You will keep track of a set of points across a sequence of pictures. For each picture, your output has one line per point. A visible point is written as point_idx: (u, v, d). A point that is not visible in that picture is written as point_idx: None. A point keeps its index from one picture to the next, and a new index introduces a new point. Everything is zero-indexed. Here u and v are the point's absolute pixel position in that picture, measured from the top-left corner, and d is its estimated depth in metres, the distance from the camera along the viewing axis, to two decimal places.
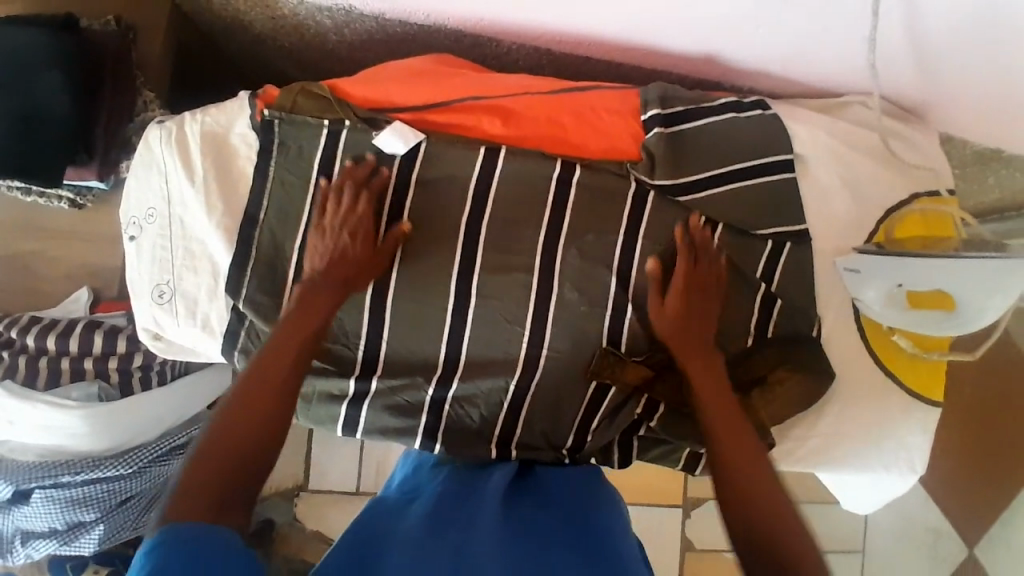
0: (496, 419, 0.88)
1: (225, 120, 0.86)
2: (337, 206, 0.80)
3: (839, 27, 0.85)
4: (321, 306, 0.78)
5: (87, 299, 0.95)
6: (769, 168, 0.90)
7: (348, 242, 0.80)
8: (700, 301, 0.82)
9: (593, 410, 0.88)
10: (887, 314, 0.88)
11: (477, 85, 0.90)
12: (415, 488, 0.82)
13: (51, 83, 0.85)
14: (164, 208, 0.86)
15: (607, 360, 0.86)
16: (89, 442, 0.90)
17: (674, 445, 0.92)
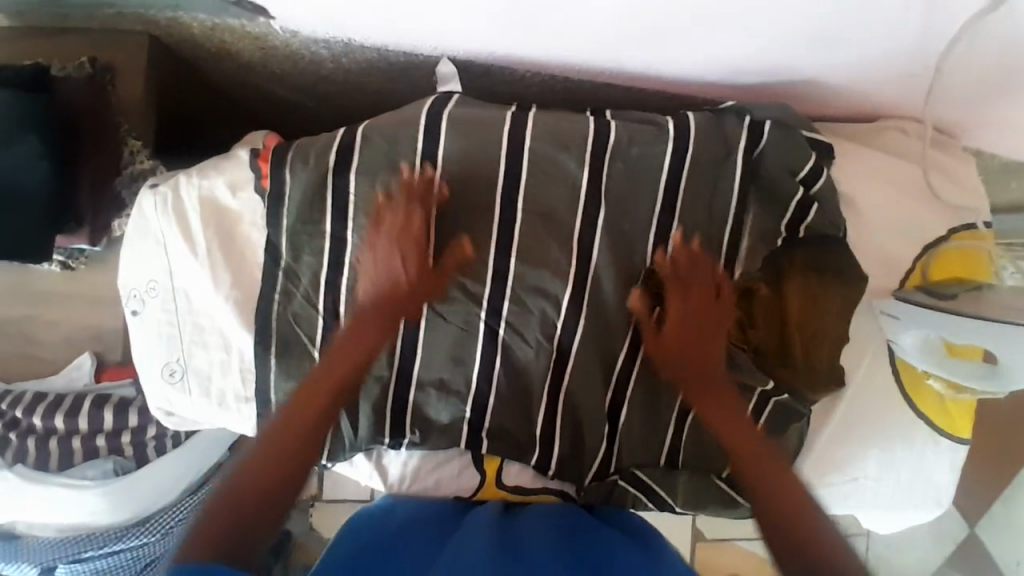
0: (535, 451, 0.87)
1: (224, 182, 0.80)
2: (391, 224, 0.77)
3: (887, 59, 0.79)
4: (361, 346, 0.75)
5: (91, 366, 0.90)
6: (804, 206, 0.85)
7: (400, 271, 0.77)
8: (680, 280, 0.81)
9: (640, 403, 0.87)
10: (923, 361, 0.85)
11: (494, 133, 0.83)
12: (398, 526, 0.79)
13: (31, 147, 0.79)
14: (166, 280, 0.80)
15: (655, 282, 0.85)
16: (108, 516, 0.88)
17: None
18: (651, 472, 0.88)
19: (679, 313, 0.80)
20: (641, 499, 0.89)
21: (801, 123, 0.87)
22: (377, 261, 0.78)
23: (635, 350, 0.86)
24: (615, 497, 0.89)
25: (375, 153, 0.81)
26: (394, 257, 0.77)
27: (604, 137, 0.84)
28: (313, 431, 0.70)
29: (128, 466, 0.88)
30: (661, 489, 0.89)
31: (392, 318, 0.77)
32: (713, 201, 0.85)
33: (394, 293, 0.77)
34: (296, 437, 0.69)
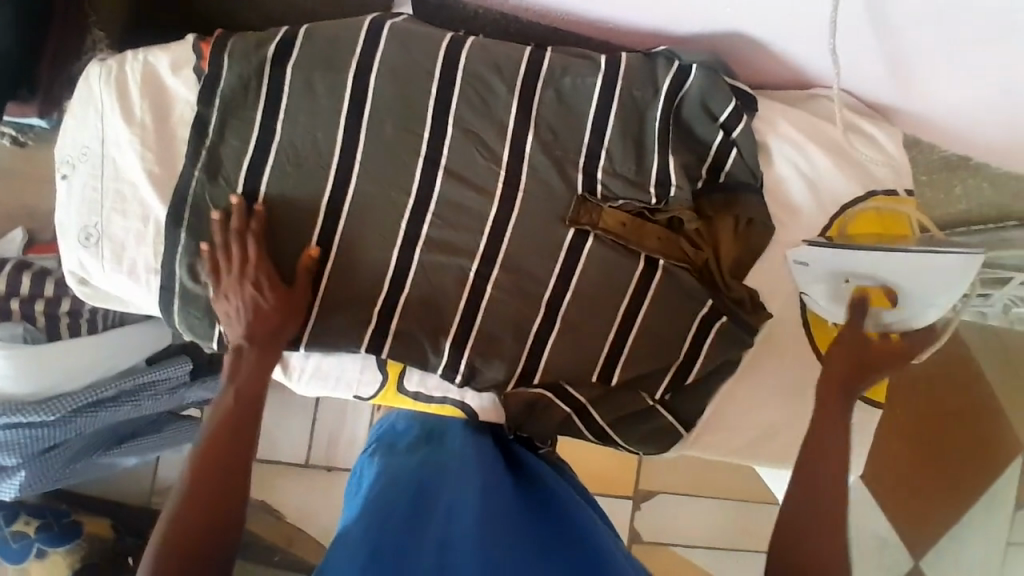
0: (443, 360, 0.87)
1: (167, 62, 0.83)
2: (237, 262, 0.80)
3: (805, 8, 0.83)
4: (253, 372, 0.81)
5: (22, 240, 0.93)
6: (723, 148, 0.87)
7: (257, 296, 0.80)
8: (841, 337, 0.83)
9: (556, 327, 0.87)
10: (830, 308, 0.87)
11: (433, 46, 0.86)
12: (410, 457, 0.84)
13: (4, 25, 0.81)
14: (98, 147, 0.82)
15: (584, 208, 0.86)
16: (12, 384, 0.88)
17: (655, 348, 0.87)
18: (559, 391, 0.86)
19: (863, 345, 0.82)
20: (553, 425, 0.86)
21: (728, 72, 0.89)
22: (232, 297, 0.80)
23: (555, 266, 0.86)
24: (528, 419, 0.85)
25: (314, 52, 0.84)
26: (246, 287, 0.80)
27: (539, 61, 0.87)
28: (232, 459, 0.78)
29: (37, 336, 0.89)
30: (571, 412, 0.85)
31: (266, 343, 0.82)
32: (642, 136, 0.87)
33: (251, 326, 0.81)
34: (215, 460, 0.77)
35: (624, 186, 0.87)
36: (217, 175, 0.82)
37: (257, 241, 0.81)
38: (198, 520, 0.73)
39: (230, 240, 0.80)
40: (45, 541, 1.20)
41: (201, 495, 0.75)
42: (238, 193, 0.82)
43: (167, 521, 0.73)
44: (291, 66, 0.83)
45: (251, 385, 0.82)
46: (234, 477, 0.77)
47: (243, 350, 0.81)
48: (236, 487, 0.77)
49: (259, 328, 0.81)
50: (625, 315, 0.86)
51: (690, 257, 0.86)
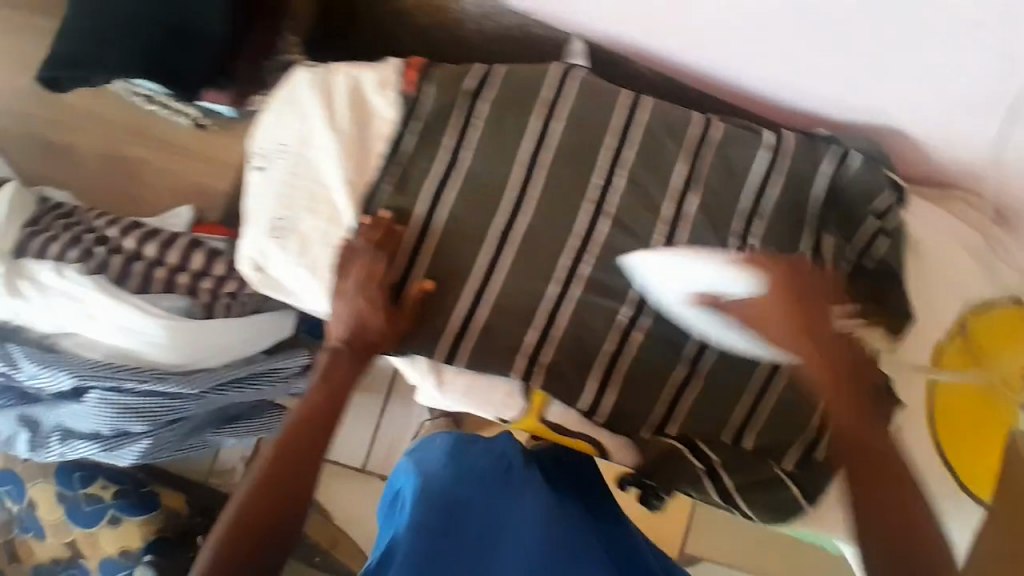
0: (583, 398, 0.88)
1: (371, 78, 0.87)
2: (359, 272, 0.81)
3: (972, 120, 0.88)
4: (345, 374, 0.82)
5: (188, 217, 0.96)
6: (873, 238, 0.90)
7: (368, 310, 0.81)
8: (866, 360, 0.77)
9: (697, 382, 0.88)
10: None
11: (617, 98, 0.90)
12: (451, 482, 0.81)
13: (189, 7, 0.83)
14: (297, 145, 0.86)
15: None
16: (161, 353, 0.90)
17: (793, 418, 0.87)
18: (691, 445, 0.88)
19: (781, 287, 0.74)
20: (677, 478, 0.87)
21: (889, 164, 0.92)
22: (343, 302, 0.81)
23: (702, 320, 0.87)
24: (663, 473, 0.87)
25: (508, 89, 0.89)
26: (359, 299, 0.81)
27: (712, 126, 0.90)
28: (309, 448, 0.78)
29: (195, 312, 0.92)
30: (703, 469, 0.87)
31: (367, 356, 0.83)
32: (802, 211, 0.89)
33: (352, 334, 0.81)
34: (293, 450, 0.78)
35: (777, 255, 0.89)
36: (403, 189, 0.87)
37: (381, 256, 0.82)
38: (265, 508, 0.75)
39: (359, 249, 0.82)
40: (122, 509, 1.23)
41: (273, 482, 0.76)
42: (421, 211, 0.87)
43: (236, 506, 0.75)
44: (487, 101, 0.89)
45: (343, 383, 0.82)
46: (306, 468, 0.78)
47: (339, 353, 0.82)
48: (309, 477, 0.78)
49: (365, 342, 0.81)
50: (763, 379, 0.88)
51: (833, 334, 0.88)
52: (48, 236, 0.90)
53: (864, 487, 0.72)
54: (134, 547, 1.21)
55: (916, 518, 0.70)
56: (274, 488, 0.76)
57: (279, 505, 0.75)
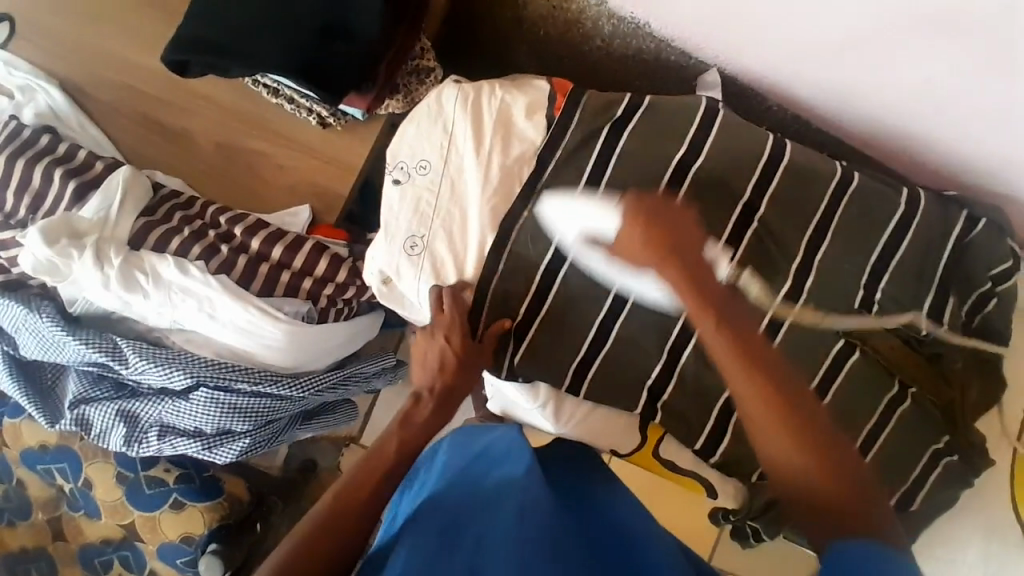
0: (698, 436, 0.90)
1: (519, 102, 0.87)
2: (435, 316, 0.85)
3: None
4: (421, 422, 0.81)
5: (306, 218, 0.93)
6: (982, 300, 0.92)
7: (445, 345, 0.83)
8: (671, 241, 0.69)
9: None
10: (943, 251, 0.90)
11: (759, 141, 0.89)
12: (456, 481, 0.72)
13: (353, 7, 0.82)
14: (439, 163, 0.86)
15: (858, 322, 0.88)
16: (275, 356, 0.89)
17: (899, 467, 0.91)
18: None
19: (648, 229, 0.70)
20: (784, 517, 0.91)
21: (1011, 233, 0.93)
22: (425, 346, 0.85)
23: (815, 373, 0.88)
24: (769, 517, 0.91)
25: (653, 123, 0.88)
26: (435, 337, 0.84)
27: (850, 179, 0.89)
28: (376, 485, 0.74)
29: (312, 316, 0.89)
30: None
31: (448, 398, 0.83)
32: (925, 270, 0.90)
33: (440, 376, 0.83)
34: (358, 486, 0.74)
35: (900, 310, 0.89)
36: (535, 216, 0.85)
37: (460, 295, 0.84)
38: (322, 537, 0.69)
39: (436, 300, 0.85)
40: (185, 493, 1.20)
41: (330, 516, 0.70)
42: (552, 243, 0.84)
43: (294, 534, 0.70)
44: (630, 133, 0.87)
45: (421, 432, 0.80)
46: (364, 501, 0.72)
47: (423, 397, 0.83)
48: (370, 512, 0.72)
49: (449, 380, 0.83)
50: (870, 433, 0.90)
51: (940, 393, 0.90)
52: (167, 229, 0.89)
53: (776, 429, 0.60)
54: (198, 534, 1.19)
55: (844, 447, 0.60)
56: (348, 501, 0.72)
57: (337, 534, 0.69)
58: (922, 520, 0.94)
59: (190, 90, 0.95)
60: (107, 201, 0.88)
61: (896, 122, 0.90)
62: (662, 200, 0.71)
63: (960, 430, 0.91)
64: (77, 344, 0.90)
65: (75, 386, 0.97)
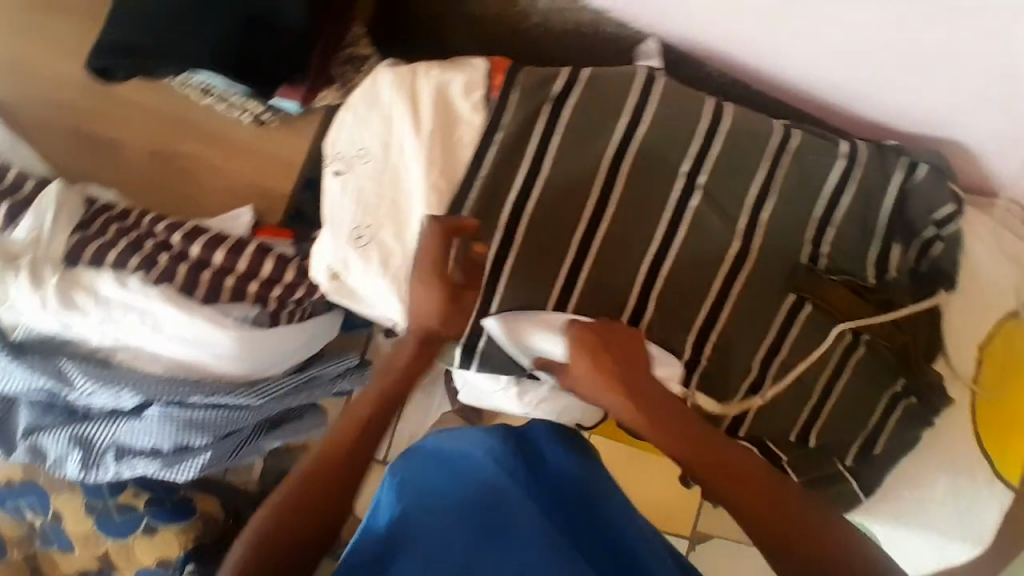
0: None
1: (457, 83, 0.86)
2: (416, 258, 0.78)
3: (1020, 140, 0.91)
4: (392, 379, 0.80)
5: (249, 219, 0.89)
6: (928, 244, 0.93)
7: (422, 294, 0.78)
8: (627, 349, 0.79)
9: (758, 386, 0.93)
10: (866, 282, 0.91)
11: (699, 108, 0.89)
12: (438, 495, 0.72)
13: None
14: (379, 150, 0.84)
15: (808, 275, 0.90)
16: (226, 366, 0.86)
17: (859, 415, 0.93)
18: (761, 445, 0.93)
19: (593, 360, 0.77)
20: None
21: (950, 177, 0.94)
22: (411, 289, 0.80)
23: (771, 329, 0.91)
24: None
25: (593, 96, 0.88)
26: (416, 283, 0.78)
27: (788, 136, 0.91)
28: (343, 469, 0.75)
29: (262, 320, 0.87)
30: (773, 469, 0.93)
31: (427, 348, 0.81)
32: (867, 220, 0.92)
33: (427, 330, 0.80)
34: (323, 470, 0.74)
35: (845, 262, 0.92)
36: (479, 198, 0.86)
37: (432, 241, 0.77)
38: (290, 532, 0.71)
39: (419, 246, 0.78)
40: (157, 515, 1.18)
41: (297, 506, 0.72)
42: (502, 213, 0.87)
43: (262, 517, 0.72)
44: (570, 108, 0.87)
45: (390, 385, 0.80)
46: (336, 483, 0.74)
47: (404, 346, 0.81)
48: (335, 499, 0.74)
49: (429, 331, 0.80)
50: (827, 384, 0.92)
51: (893, 339, 0.91)
52: (103, 242, 0.86)
53: (724, 492, 0.73)
54: (173, 556, 1.16)
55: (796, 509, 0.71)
56: (318, 487, 0.73)
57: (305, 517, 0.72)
58: (888, 466, 0.95)
59: (116, 96, 0.92)
60: (37, 220, 0.85)
61: (830, 77, 0.91)
62: (615, 325, 0.80)
63: (919, 377, 0.92)
64: (22, 371, 0.88)
65: (26, 416, 0.94)
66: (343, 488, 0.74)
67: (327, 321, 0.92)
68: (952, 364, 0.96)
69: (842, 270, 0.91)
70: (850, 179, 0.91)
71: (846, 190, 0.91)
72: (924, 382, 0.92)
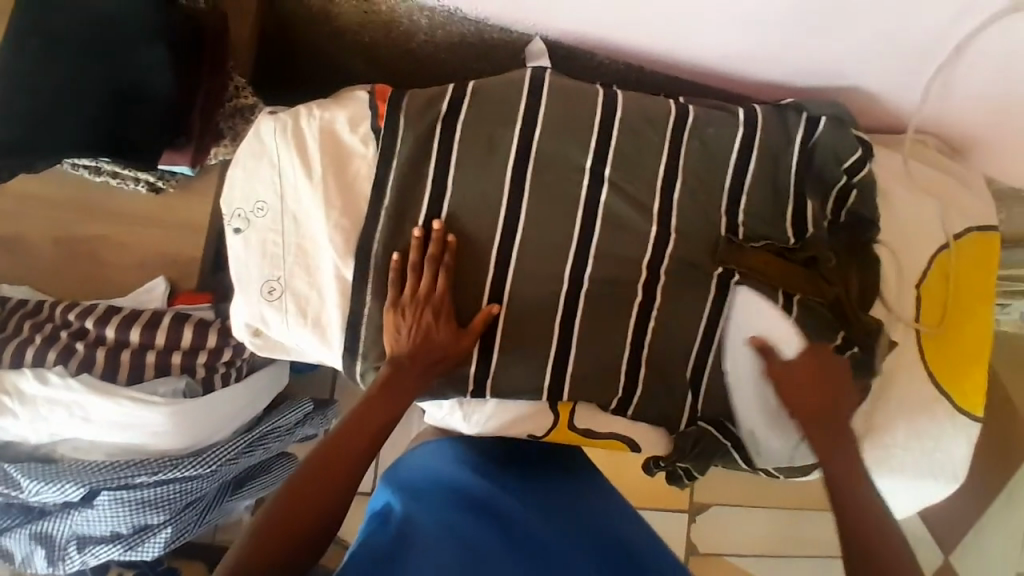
0: (611, 398, 0.91)
1: (342, 119, 0.85)
2: (420, 288, 0.82)
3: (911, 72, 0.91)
4: (381, 406, 0.79)
5: (164, 290, 0.89)
6: (844, 193, 0.93)
7: (432, 326, 0.81)
8: (816, 349, 0.85)
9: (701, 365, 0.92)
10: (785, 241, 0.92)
11: (589, 99, 0.89)
12: (418, 507, 0.79)
13: (131, 46, 0.77)
14: (276, 201, 0.84)
15: (730, 247, 0.89)
16: (164, 441, 0.86)
17: None
18: (716, 423, 0.92)
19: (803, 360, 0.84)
20: (713, 451, 0.91)
21: (854, 122, 0.94)
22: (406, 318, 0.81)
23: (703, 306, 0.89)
24: (697, 451, 0.90)
25: (481, 107, 0.87)
26: (424, 309, 0.81)
27: (685, 112, 0.90)
28: (331, 489, 0.74)
29: (193, 389, 0.87)
30: (731, 444, 0.91)
31: (427, 374, 0.82)
32: (777, 180, 0.92)
33: (416, 347, 0.81)
34: (314, 488, 0.74)
35: (764, 226, 0.91)
36: (383, 225, 0.84)
37: (423, 247, 0.83)
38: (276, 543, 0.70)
39: (418, 270, 0.82)
40: None
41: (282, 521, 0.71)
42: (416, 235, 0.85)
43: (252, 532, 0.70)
44: (461, 122, 0.86)
45: (381, 421, 0.78)
46: (313, 502, 0.73)
47: (396, 369, 0.80)
48: (323, 515, 0.73)
49: (415, 356, 0.81)
50: None
51: (826, 293, 0.90)
52: (18, 341, 0.86)
53: (837, 467, 0.81)
54: None
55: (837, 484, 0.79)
56: (304, 502, 0.73)
57: (291, 532, 0.71)
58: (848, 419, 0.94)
59: (7, 191, 0.90)
60: None
61: (713, 44, 0.91)
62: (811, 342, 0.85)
63: (860, 325, 0.90)
64: None
65: None
66: (328, 507, 0.73)
67: (261, 378, 0.92)
68: (892, 306, 0.95)
69: (762, 235, 0.91)
70: (752, 144, 0.91)
71: (750, 156, 0.91)
72: (869, 329, 0.90)
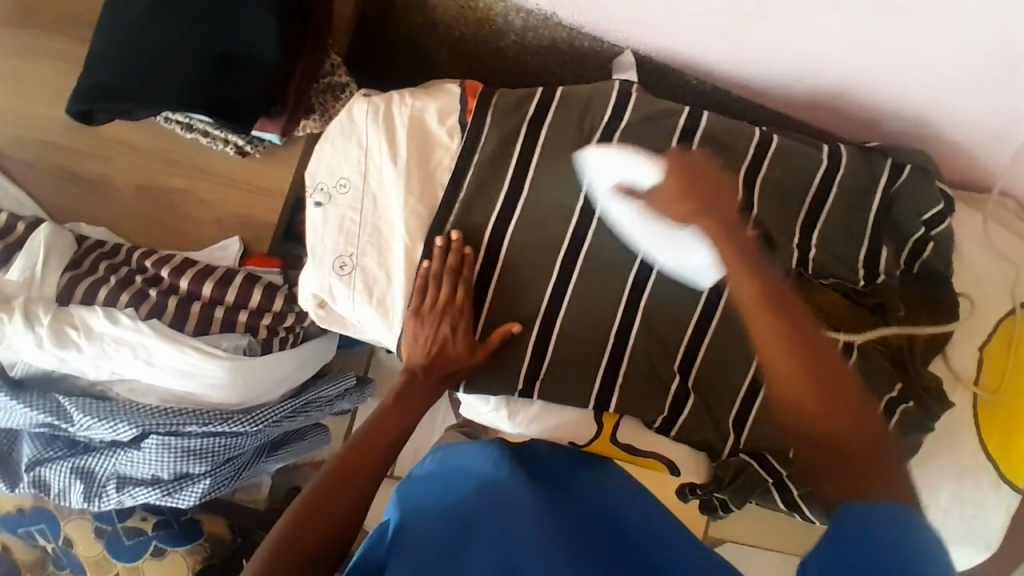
0: (657, 415, 0.90)
1: (432, 109, 0.87)
2: (441, 296, 0.84)
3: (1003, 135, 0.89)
4: (397, 410, 0.83)
5: (237, 250, 0.92)
6: (920, 245, 0.92)
7: (450, 338, 0.84)
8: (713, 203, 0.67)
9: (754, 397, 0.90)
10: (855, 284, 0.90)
11: (675, 118, 0.89)
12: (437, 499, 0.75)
13: (246, 14, 0.80)
14: (359, 180, 0.86)
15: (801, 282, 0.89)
16: (220, 394, 0.88)
17: None
18: (759, 457, 0.90)
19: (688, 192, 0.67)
20: (754, 484, 0.89)
21: (937, 176, 0.94)
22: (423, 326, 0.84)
23: None
24: (736, 486, 0.89)
25: (568, 113, 0.88)
26: (441, 322, 0.84)
27: (768, 141, 0.90)
28: (363, 483, 0.76)
29: (253, 348, 0.89)
30: (772, 482, 0.90)
31: (441, 382, 0.85)
32: (853, 223, 0.91)
33: (431, 358, 0.84)
34: (341, 482, 0.75)
35: (835, 265, 0.91)
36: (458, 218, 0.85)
37: (453, 259, 0.84)
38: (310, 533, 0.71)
39: (440, 275, 0.84)
40: (164, 539, 1.18)
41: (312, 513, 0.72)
42: (488, 231, 0.87)
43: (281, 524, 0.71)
44: (546, 125, 0.87)
45: (404, 421, 0.83)
46: (344, 494, 0.74)
47: (413, 375, 0.85)
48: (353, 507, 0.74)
49: (431, 366, 0.84)
50: None
51: (888, 342, 0.90)
52: (94, 280, 0.89)
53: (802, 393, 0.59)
54: None
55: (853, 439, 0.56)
56: (334, 494, 0.74)
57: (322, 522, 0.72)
58: None
59: (102, 136, 0.93)
60: (31, 260, 0.87)
61: (805, 81, 0.91)
62: (707, 158, 0.69)
63: (916, 378, 0.90)
64: (22, 408, 0.89)
65: (28, 449, 0.95)
66: (358, 500, 0.75)
67: (316, 347, 0.93)
68: (953, 363, 0.94)
69: (832, 274, 0.90)
70: (832, 183, 0.91)
71: (828, 195, 0.91)
72: (923, 382, 0.90)
